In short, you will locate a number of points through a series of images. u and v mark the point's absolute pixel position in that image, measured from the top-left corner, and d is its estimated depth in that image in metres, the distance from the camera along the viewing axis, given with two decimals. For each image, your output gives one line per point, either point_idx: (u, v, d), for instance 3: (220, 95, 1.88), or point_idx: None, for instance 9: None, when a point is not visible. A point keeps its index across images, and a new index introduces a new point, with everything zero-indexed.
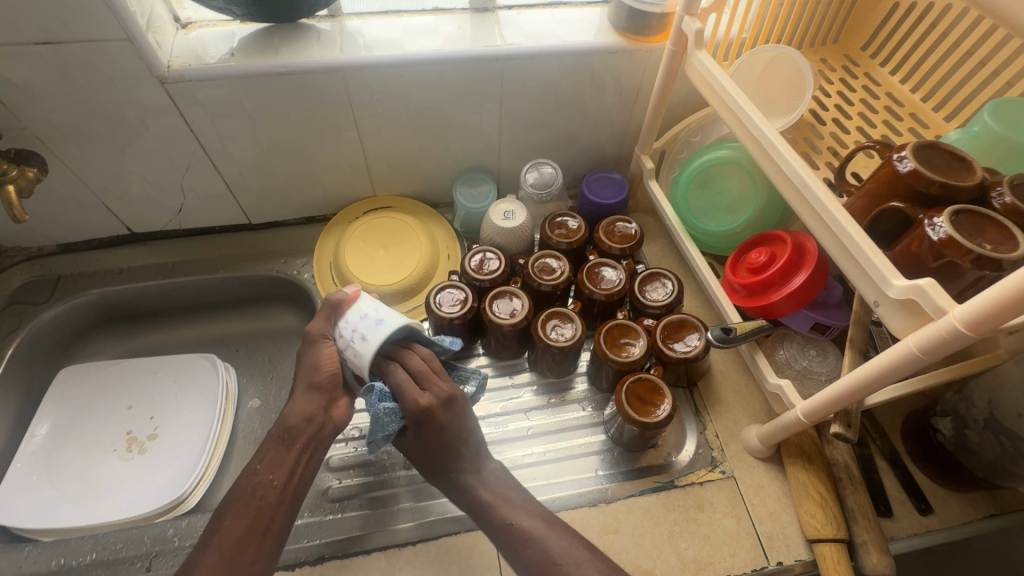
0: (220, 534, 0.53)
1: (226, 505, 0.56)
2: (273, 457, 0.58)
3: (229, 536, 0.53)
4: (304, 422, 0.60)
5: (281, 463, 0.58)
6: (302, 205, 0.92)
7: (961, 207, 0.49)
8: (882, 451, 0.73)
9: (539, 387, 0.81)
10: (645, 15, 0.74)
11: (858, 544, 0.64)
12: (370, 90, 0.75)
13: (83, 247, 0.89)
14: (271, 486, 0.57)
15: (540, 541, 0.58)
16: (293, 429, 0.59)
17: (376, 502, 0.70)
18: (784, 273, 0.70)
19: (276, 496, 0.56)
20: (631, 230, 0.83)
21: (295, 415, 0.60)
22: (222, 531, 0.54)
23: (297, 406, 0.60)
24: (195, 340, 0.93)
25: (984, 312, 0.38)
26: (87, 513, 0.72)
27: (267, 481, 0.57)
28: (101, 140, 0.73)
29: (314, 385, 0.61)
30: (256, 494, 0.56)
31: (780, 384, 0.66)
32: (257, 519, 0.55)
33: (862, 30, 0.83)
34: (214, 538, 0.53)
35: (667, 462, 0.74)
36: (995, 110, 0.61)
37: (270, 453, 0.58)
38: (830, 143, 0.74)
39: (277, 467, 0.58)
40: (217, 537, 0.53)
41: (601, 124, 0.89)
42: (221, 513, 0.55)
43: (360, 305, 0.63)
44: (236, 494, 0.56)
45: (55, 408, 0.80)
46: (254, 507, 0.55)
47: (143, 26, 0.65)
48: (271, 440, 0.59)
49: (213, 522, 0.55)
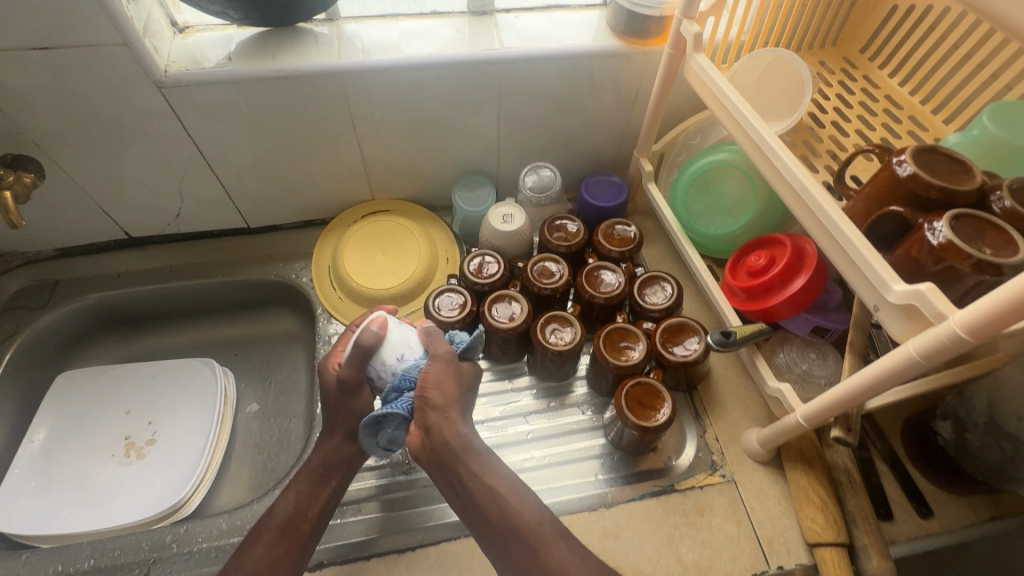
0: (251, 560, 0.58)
1: (261, 528, 0.61)
2: (309, 490, 0.63)
3: (263, 557, 0.58)
4: (341, 460, 0.65)
5: (317, 495, 0.63)
6: (301, 209, 0.91)
7: (960, 211, 0.49)
8: (883, 454, 0.73)
9: (538, 391, 0.81)
10: (644, 18, 0.74)
11: (858, 547, 0.64)
12: (368, 93, 0.74)
13: (80, 251, 0.88)
14: (307, 516, 0.62)
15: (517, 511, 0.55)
16: (331, 464, 0.65)
17: (377, 507, 0.70)
18: (784, 276, 0.70)
19: (308, 525, 0.61)
20: (631, 233, 0.83)
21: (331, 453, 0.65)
22: (255, 552, 0.58)
23: (333, 445, 0.65)
24: (193, 344, 0.93)
25: (985, 318, 0.38)
26: (85, 519, 0.72)
27: (302, 510, 0.62)
28: (98, 144, 0.73)
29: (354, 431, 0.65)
30: (292, 521, 0.61)
31: (781, 387, 0.66)
32: (289, 544, 0.60)
33: (861, 32, 0.83)
34: (247, 560, 0.58)
35: (666, 467, 0.74)
36: (995, 113, 0.61)
37: (307, 485, 0.63)
38: (829, 146, 0.74)
39: (313, 499, 0.63)
40: (252, 555, 0.58)
41: (599, 126, 0.89)
42: (255, 538, 0.59)
43: (392, 344, 0.64)
44: (272, 520, 0.61)
45: (52, 413, 0.80)
46: (288, 533, 0.60)
47: (140, 31, 0.64)
48: (308, 473, 0.64)
49: (245, 543, 0.59)
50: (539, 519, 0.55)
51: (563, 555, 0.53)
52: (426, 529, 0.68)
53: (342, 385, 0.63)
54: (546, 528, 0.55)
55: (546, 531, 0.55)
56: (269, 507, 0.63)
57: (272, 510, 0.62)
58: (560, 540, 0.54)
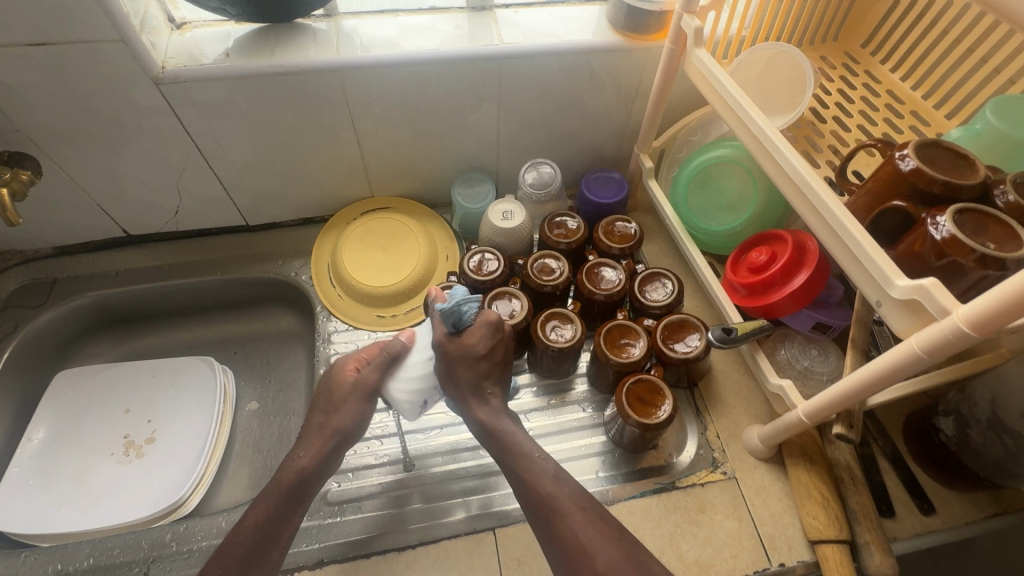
0: None
1: (223, 553, 0.54)
2: (278, 513, 0.57)
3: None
4: (311, 479, 0.60)
5: (286, 519, 0.57)
6: (300, 206, 0.91)
7: (964, 206, 0.49)
8: (884, 451, 0.73)
9: (539, 388, 0.80)
10: (644, 13, 0.73)
11: (860, 545, 0.64)
12: (366, 89, 0.74)
13: (78, 249, 0.88)
14: (276, 543, 0.56)
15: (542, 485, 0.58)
16: (304, 484, 0.60)
17: (378, 505, 0.70)
18: (786, 272, 0.69)
19: (278, 552, 0.56)
20: (631, 230, 0.83)
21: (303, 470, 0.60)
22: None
23: (307, 462, 0.61)
24: (193, 342, 0.93)
25: (989, 313, 0.37)
26: (84, 518, 0.71)
27: (271, 535, 0.56)
28: (96, 142, 0.72)
29: (332, 446, 0.62)
30: (257, 548, 0.55)
31: (782, 384, 0.66)
32: (255, 572, 0.54)
33: (862, 27, 0.83)
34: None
35: (667, 464, 0.74)
36: (998, 107, 0.60)
37: (277, 506, 0.57)
38: (830, 142, 0.74)
39: (283, 523, 0.57)
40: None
41: (599, 123, 0.88)
42: (219, 564, 0.53)
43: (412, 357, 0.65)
44: (236, 544, 0.54)
45: (51, 412, 0.79)
46: (253, 562, 0.54)
47: (137, 27, 0.64)
48: (275, 493, 0.58)
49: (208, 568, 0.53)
50: (564, 492, 0.57)
51: (583, 528, 0.55)
52: (425, 527, 0.68)
53: (358, 387, 0.64)
54: (568, 501, 0.57)
55: (568, 503, 0.56)
56: (232, 527, 0.56)
57: (237, 533, 0.55)
58: (577, 509, 0.56)
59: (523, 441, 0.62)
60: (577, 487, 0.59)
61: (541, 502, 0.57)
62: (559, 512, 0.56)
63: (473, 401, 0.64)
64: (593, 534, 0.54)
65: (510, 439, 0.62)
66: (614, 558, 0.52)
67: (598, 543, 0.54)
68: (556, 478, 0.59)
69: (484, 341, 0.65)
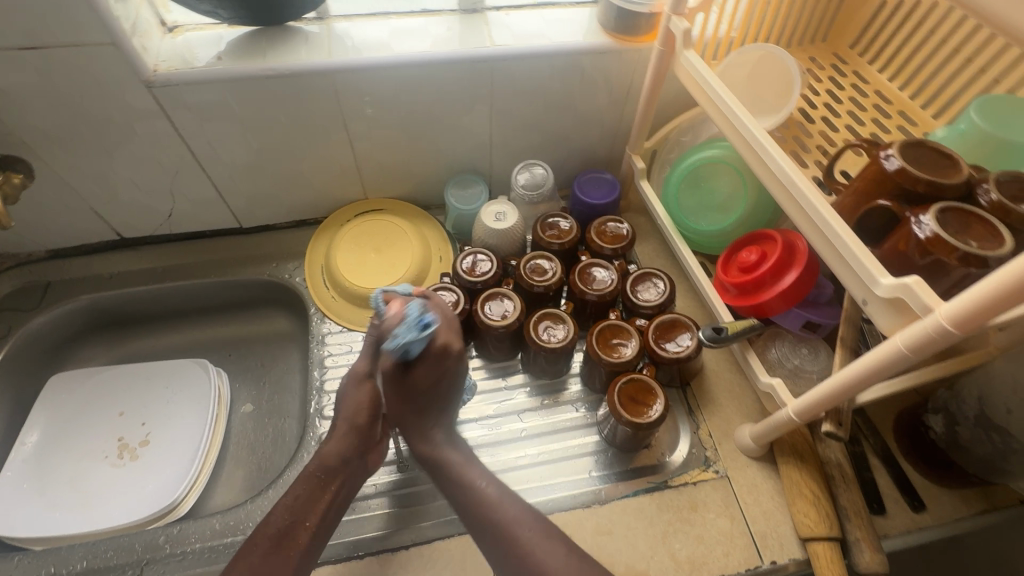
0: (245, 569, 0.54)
1: (253, 539, 0.57)
2: (307, 496, 0.60)
3: (249, 567, 0.54)
4: (341, 462, 0.63)
5: (315, 502, 0.60)
6: (293, 208, 0.91)
7: (947, 205, 0.49)
8: (875, 449, 0.73)
9: (532, 389, 0.81)
10: (634, 14, 0.74)
11: (851, 542, 0.64)
12: (357, 92, 0.74)
13: (72, 252, 0.88)
14: (303, 527, 0.58)
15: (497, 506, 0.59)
16: (330, 470, 0.62)
17: (385, 503, 0.70)
18: (776, 271, 0.70)
19: (306, 536, 0.58)
20: (623, 230, 0.83)
21: (331, 455, 0.63)
22: (244, 562, 0.54)
23: (335, 446, 0.63)
24: (187, 345, 0.93)
25: (971, 311, 0.38)
26: (77, 521, 0.71)
27: (298, 518, 0.58)
28: (88, 145, 0.73)
29: (357, 426, 0.64)
30: (287, 530, 0.57)
31: (773, 382, 0.66)
32: (280, 553, 0.56)
33: (851, 27, 0.83)
34: (242, 569, 0.54)
35: (660, 463, 0.74)
36: (982, 107, 0.61)
37: (304, 491, 0.60)
38: (819, 142, 0.74)
39: (311, 505, 0.60)
40: (242, 562, 0.55)
41: (590, 124, 0.89)
42: (248, 548, 0.56)
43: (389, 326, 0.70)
44: (266, 528, 0.57)
45: (45, 416, 0.79)
46: (282, 542, 0.56)
47: (128, 30, 0.64)
48: (304, 480, 0.61)
49: (238, 553, 0.56)
50: (512, 511, 0.59)
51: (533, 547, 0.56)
52: (419, 528, 0.68)
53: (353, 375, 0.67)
54: (517, 521, 0.58)
55: (518, 528, 0.57)
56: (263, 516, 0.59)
57: (266, 519, 0.58)
58: (525, 525, 0.58)
59: (468, 468, 0.62)
60: (525, 507, 0.60)
61: (490, 527, 0.58)
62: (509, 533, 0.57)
63: (415, 434, 0.63)
64: (545, 545, 0.56)
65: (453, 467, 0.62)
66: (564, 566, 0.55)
67: (551, 555, 0.55)
68: (502, 500, 0.60)
69: (432, 378, 0.61)
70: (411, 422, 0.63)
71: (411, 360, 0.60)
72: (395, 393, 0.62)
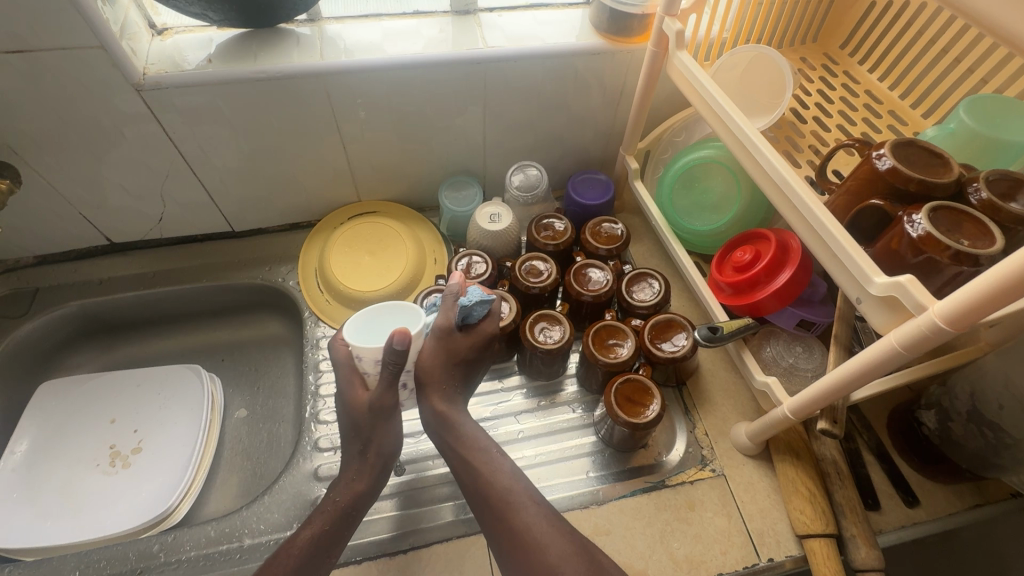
0: None
1: (276, 566, 0.56)
2: (333, 532, 0.59)
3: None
4: (364, 498, 0.61)
5: (339, 539, 0.59)
6: (286, 212, 0.91)
7: (938, 205, 0.50)
8: (869, 445, 0.74)
9: (529, 390, 0.81)
10: (626, 16, 0.74)
11: (846, 538, 0.65)
12: (351, 93, 0.74)
13: (60, 258, 0.87)
14: (327, 560, 0.58)
15: (513, 481, 0.58)
16: (358, 507, 0.61)
17: (394, 505, 0.70)
18: (770, 270, 0.70)
19: (325, 570, 0.58)
20: (618, 231, 0.83)
21: (349, 490, 0.61)
22: None
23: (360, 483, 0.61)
24: (178, 350, 0.92)
25: (962, 308, 0.38)
26: (68, 531, 0.70)
27: (323, 555, 0.58)
28: (77, 150, 0.72)
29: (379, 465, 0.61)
30: (310, 564, 0.57)
31: (768, 381, 0.67)
32: None
33: (841, 29, 0.84)
34: None
35: (657, 462, 0.74)
36: (971, 106, 0.62)
37: (334, 528, 0.59)
38: (811, 141, 0.75)
39: (334, 543, 0.59)
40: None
41: (585, 124, 0.89)
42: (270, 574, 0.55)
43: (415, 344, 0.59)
44: (289, 559, 0.56)
45: (34, 424, 0.78)
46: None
47: (117, 33, 0.63)
48: (332, 513, 0.60)
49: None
50: (517, 487, 0.58)
51: (535, 522, 0.55)
52: (417, 533, 0.68)
53: (373, 409, 0.60)
54: (523, 495, 0.57)
55: (523, 497, 0.57)
56: (285, 541, 0.58)
57: (291, 548, 0.57)
58: (531, 504, 0.56)
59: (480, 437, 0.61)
60: (530, 483, 0.59)
61: (496, 497, 0.57)
62: (512, 507, 0.56)
63: (436, 388, 0.61)
64: (545, 526, 0.55)
65: (464, 432, 0.61)
66: (566, 551, 0.53)
67: (551, 536, 0.54)
68: (512, 474, 0.59)
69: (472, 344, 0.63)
70: (435, 377, 0.61)
71: (449, 334, 0.61)
72: (432, 350, 0.61)
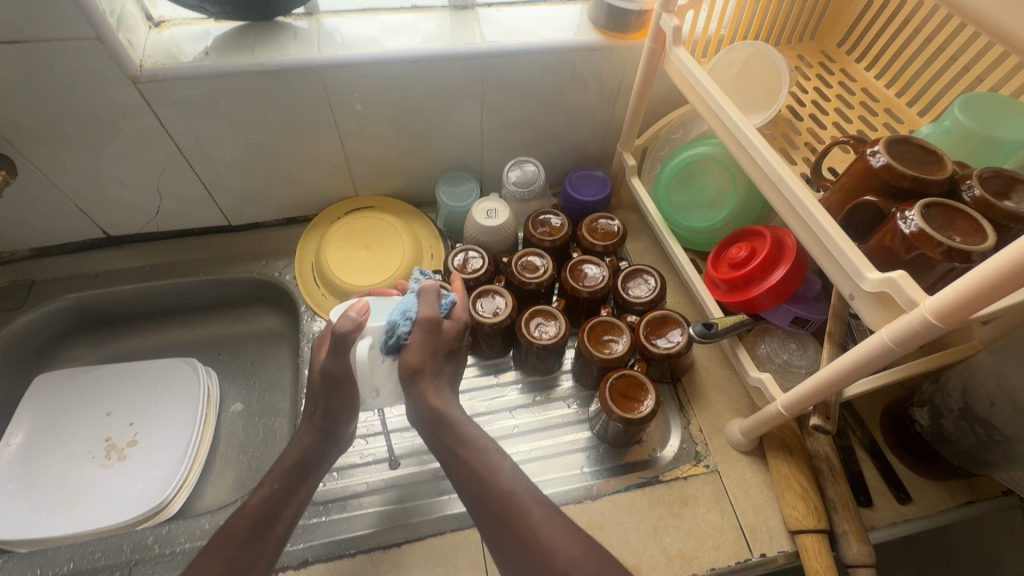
0: (213, 550, 0.54)
1: (229, 528, 0.56)
2: (284, 490, 0.60)
3: (225, 559, 0.53)
4: (318, 458, 0.63)
5: (291, 496, 0.60)
6: (283, 206, 0.91)
7: (931, 201, 0.50)
8: (862, 442, 0.74)
9: (524, 385, 0.81)
10: (623, 11, 0.74)
11: (838, 534, 0.65)
12: (348, 87, 0.74)
13: (56, 251, 0.87)
14: (282, 517, 0.59)
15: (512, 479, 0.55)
16: (308, 465, 0.62)
17: (376, 501, 0.70)
18: (764, 267, 0.70)
19: (283, 526, 0.58)
20: (614, 227, 0.83)
21: (299, 451, 0.62)
22: (221, 553, 0.54)
23: (308, 445, 0.62)
24: (174, 344, 0.92)
25: (954, 304, 0.38)
26: (64, 523, 0.70)
27: (275, 510, 0.58)
28: (74, 142, 0.72)
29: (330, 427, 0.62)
30: (264, 521, 0.57)
31: (762, 377, 0.67)
32: (257, 545, 0.56)
33: (839, 28, 0.84)
34: (214, 559, 0.54)
35: (652, 458, 0.74)
36: (966, 104, 0.62)
37: (283, 483, 0.60)
38: (807, 139, 0.75)
39: (288, 499, 0.60)
40: (214, 555, 0.54)
41: (583, 121, 0.89)
42: (222, 536, 0.55)
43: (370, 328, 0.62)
44: (242, 519, 0.57)
45: (30, 416, 0.78)
46: (260, 533, 0.56)
47: (114, 25, 0.63)
48: (280, 472, 0.61)
49: (210, 542, 0.55)
50: (518, 488, 0.55)
51: (540, 523, 0.52)
52: (410, 526, 0.68)
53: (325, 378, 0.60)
54: (528, 496, 0.54)
55: (526, 500, 0.54)
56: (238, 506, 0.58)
57: (242, 509, 0.57)
58: (536, 505, 0.54)
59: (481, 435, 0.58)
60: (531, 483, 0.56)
61: (499, 497, 0.54)
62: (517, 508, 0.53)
63: (426, 387, 0.59)
64: (553, 529, 0.52)
65: (462, 430, 0.58)
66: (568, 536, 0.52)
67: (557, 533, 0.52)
68: (513, 474, 0.56)
69: (456, 338, 0.64)
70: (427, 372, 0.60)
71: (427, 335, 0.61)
72: (422, 345, 0.60)
